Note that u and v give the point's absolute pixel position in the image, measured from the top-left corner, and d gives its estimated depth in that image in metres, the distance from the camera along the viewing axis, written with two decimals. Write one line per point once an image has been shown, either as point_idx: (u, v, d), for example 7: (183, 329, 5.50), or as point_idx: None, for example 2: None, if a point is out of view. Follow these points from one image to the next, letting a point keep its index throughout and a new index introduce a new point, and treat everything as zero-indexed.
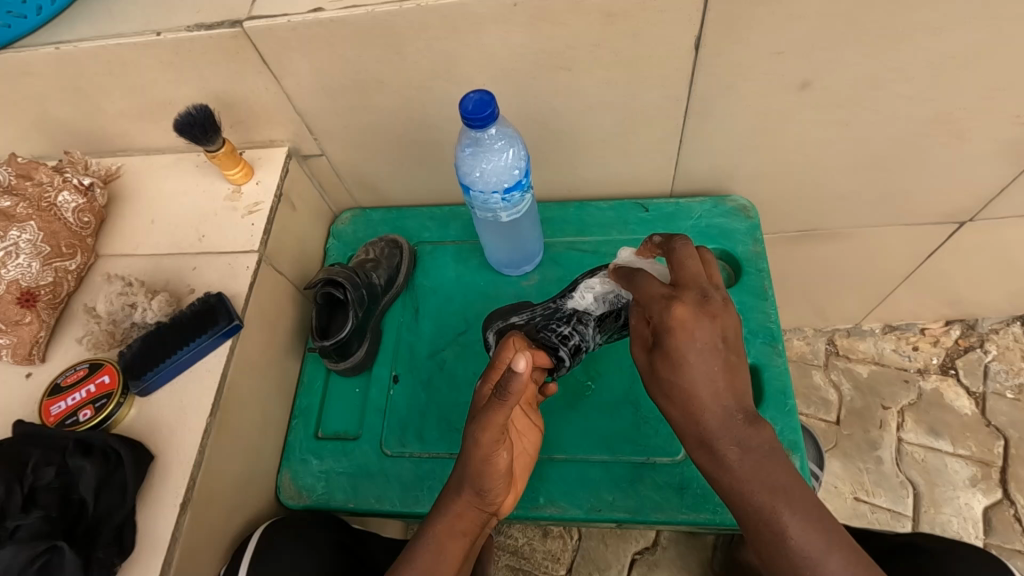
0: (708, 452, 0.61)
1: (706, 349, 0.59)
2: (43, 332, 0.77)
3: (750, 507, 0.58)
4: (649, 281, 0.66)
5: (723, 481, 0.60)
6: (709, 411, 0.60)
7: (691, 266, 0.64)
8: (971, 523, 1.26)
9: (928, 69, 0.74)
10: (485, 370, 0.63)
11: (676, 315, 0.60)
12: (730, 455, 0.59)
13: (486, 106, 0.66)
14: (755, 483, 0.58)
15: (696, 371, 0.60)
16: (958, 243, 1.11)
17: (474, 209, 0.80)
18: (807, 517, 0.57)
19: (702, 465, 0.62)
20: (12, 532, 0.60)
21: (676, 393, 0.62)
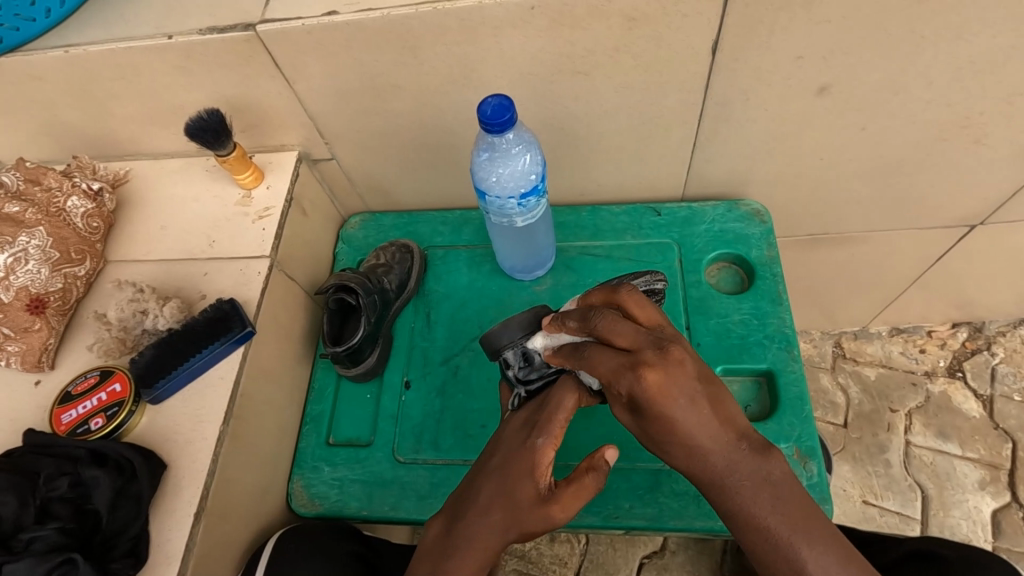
0: (720, 493, 0.58)
1: (688, 399, 0.56)
2: (52, 339, 0.76)
3: (766, 544, 0.56)
4: (596, 354, 0.60)
5: (737, 518, 0.57)
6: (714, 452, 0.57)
7: (623, 326, 0.60)
8: (981, 526, 1.26)
9: (946, 74, 0.73)
10: (551, 432, 0.61)
11: (650, 383, 0.56)
12: (744, 489, 0.57)
13: (505, 111, 0.65)
14: (768, 515, 0.56)
15: (703, 414, 0.57)
16: (969, 246, 1.11)
17: (490, 216, 0.80)
18: (829, 551, 0.55)
19: (714, 504, 0.59)
20: (27, 544, 0.59)
21: (673, 446, 0.59)
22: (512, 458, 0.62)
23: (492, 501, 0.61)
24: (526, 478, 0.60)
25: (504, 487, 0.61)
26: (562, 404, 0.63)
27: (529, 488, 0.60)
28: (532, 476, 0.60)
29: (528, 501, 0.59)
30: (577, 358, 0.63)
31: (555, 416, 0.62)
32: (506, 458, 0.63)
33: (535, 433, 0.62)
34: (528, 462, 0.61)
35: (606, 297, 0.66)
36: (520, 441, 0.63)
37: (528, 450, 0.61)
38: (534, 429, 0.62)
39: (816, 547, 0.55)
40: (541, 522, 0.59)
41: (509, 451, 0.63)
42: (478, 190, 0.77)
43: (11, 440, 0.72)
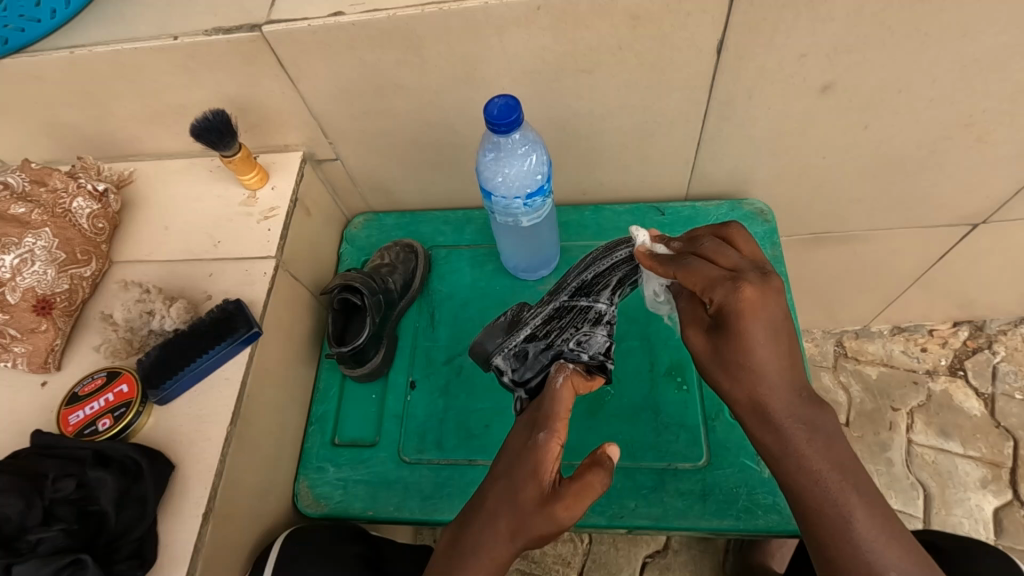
0: (770, 429, 0.59)
1: (772, 318, 0.59)
2: (59, 341, 0.76)
3: (815, 492, 0.56)
4: (700, 264, 0.63)
5: (787, 465, 0.58)
6: (779, 386, 0.59)
7: (727, 253, 0.63)
8: (982, 524, 1.27)
9: (950, 73, 0.74)
10: (551, 424, 0.62)
11: (745, 298, 0.59)
12: (796, 434, 0.58)
13: (511, 111, 0.65)
14: (822, 461, 0.57)
15: (766, 340, 0.59)
16: (971, 246, 1.11)
17: (496, 216, 0.80)
18: (871, 508, 0.55)
19: (765, 447, 0.60)
20: (33, 545, 0.59)
21: (740, 372, 0.60)
22: (514, 459, 0.62)
23: (500, 506, 0.59)
24: (529, 478, 0.59)
25: (510, 487, 0.60)
26: (559, 398, 0.64)
27: (534, 490, 0.58)
28: (535, 476, 0.59)
29: (532, 503, 0.58)
30: (678, 266, 0.65)
31: (553, 411, 0.63)
32: (511, 461, 0.62)
33: (536, 431, 0.62)
34: (529, 465, 0.60)
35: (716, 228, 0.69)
36: (523, 441, 0.63)
37: (530, 449, 0.61)
38: (535, 428, 0.63)
39: (862, 496, 0.56)
40: (551, 527, 0.56)
41: (513, 453, 0.63)
42: (484, 189, 0.77)
43: (18, 442, 0.72)
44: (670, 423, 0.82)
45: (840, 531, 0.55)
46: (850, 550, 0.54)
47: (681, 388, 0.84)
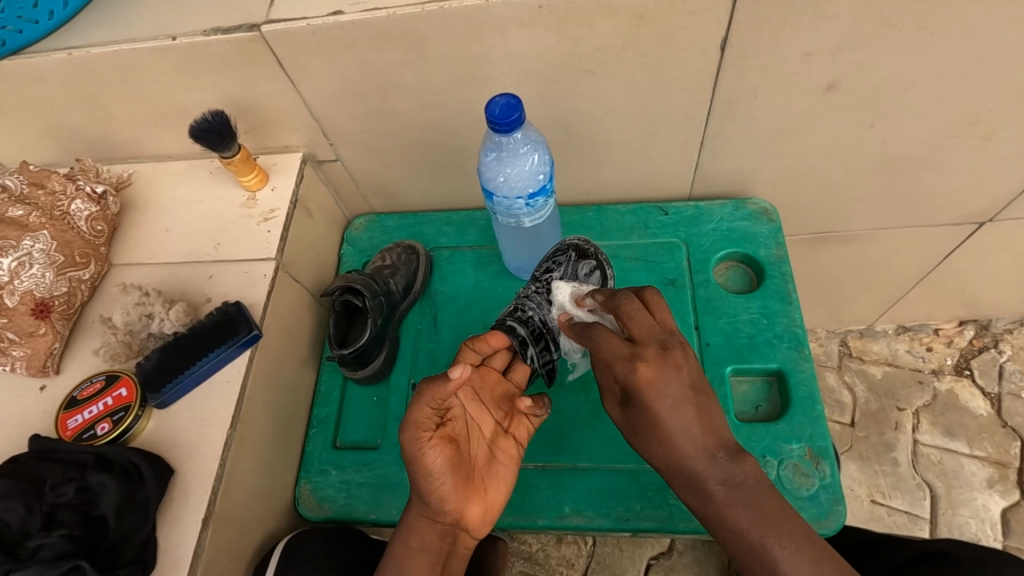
0: (691, 489, 0.61)
1: (670, 395, 0.60)
2: (58, 344, 0.76)
3: (740, 544, 0.59)
4: (605, 338, 0.64)
5: (711, 518, 0.61)
6: (699, 456, 0.61)
7: (638, 319, 0.62)
8: (989, 525, 1.25)
9: (957, 71, 0.73)
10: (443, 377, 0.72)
11: (643, 376, 0.60)
12: (717, 494, 0.60)
13: (513, 111, 0.64)
14: (740, 517, 0.59)
15: (679, 412, 0.60)
16: (977, 244, 1.10)
17: (499, 218, 0.79)
18: (801, 550, 0.57)
19: (690, 504, 0.63)
20: (34, 551, 0.58)
21: (654, 440, 0.62)
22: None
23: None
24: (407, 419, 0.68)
25: None
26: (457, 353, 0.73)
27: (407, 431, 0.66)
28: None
29: None
30: (588, 332, 0.66)
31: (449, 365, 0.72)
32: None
33: None
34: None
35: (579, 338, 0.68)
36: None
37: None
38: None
39: (791, 538, 0.58)
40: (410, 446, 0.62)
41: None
42: (485, 191, 0.76)
43: (17, 447, 0.71)
44: None
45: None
46: None
47: None
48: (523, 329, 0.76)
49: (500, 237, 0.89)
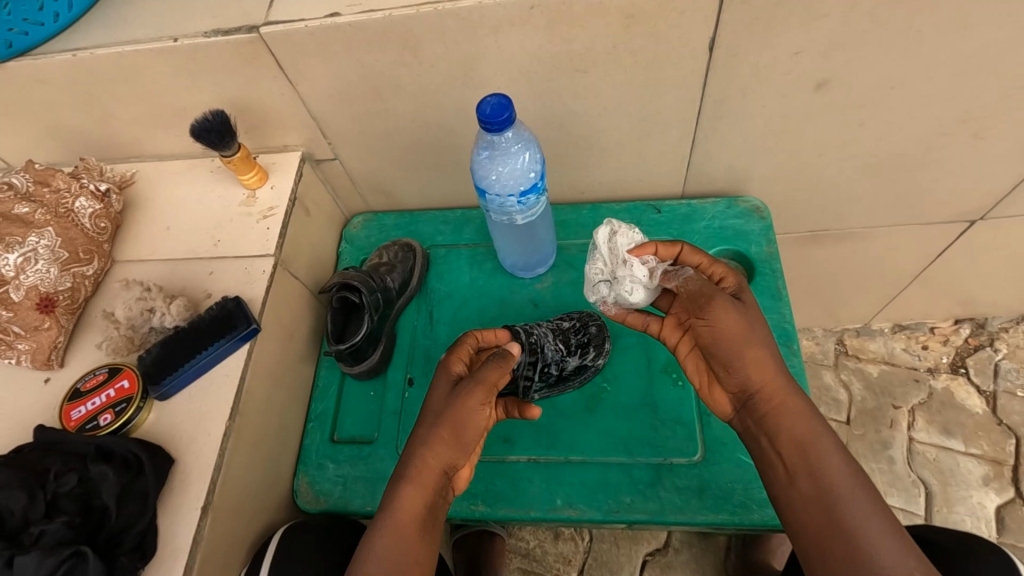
0: (781, 416, 0.63)
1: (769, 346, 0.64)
2: (62, 338, 0.78)
3: (825, 475, 0.60)
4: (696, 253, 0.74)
5: (804, 448, 0.61)
6: (794, 404, 0.63)
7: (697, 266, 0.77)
8: (985, 522, 1.26)
9: (942, 70, 0.74)
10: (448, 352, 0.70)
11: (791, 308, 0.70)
12: (804, 424, 0.62)
13: (503, 110, 0.66)
14: (830, 454, 0.61)
15: (772, 367, 0.64)
16: (971, 242, 1.11)
17: (494, 215, 0.80)
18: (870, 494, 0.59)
19: (773, 432, 0.63)
20: (36, 537, 0.59)
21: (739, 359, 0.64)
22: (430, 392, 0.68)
23: (431, 412, 0.65)
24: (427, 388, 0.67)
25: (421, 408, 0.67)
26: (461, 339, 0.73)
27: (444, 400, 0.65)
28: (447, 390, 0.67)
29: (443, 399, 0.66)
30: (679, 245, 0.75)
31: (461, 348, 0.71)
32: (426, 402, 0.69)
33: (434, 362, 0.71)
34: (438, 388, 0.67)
35: (669, 245, 0.74)
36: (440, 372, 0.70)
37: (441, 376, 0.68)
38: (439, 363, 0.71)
39: (864, 502, 0.58)
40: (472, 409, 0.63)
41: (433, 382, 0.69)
42: (478, 188, 0.77)
43: (22, 438, 0.73)
44: (667, 419, 0.82)
45: (847, 534, 0.57)
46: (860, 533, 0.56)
47: (678, 382, 0.84)
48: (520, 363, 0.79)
49: (495, 236, 0.91)
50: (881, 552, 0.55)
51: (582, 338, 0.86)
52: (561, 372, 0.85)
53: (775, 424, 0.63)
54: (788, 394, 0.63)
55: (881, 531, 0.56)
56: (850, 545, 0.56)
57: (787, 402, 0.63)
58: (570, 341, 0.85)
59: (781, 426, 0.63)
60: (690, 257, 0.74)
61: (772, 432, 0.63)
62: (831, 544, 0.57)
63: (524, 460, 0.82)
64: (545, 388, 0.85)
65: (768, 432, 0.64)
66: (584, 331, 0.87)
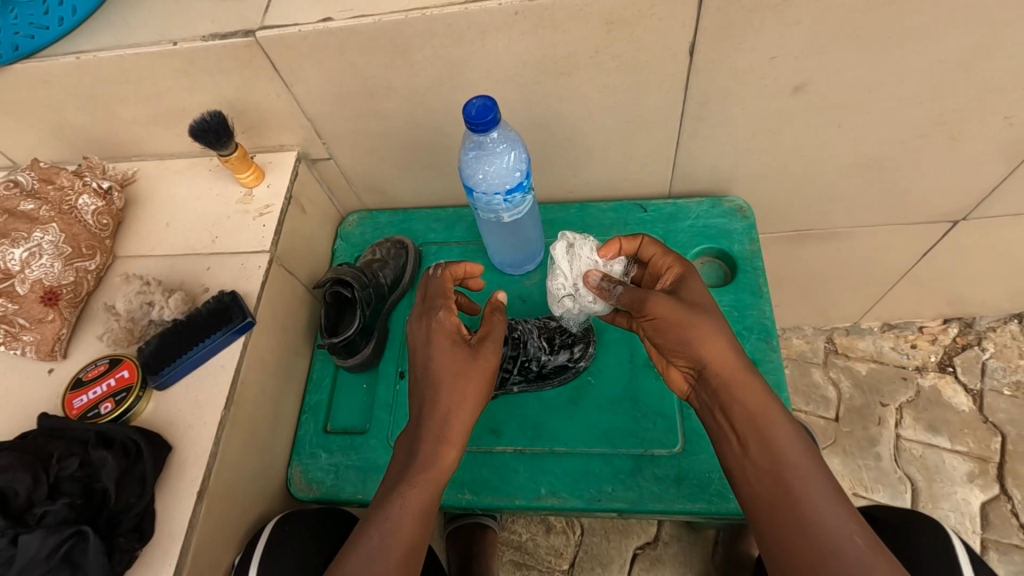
0: (734, 393, 0.64)
1: (718, 322, 0.66)
2: (64, 330, 0.81)
3: (774, 450, 0.62)
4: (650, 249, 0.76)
5: (754, 424, 0.63)
6: (745, 379, 0.65)
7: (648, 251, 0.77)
8: (969, 518, 1.28)
9: (916, 73, 0.76)
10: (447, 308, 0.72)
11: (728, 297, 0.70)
12: (755, 401, 0.64)
13: (488, 111, 0.68)
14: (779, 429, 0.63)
15: (722, 343, 0.65)
16: (954, 242, 1.13)
17: (483, 212, 0.83)
18: (816, 465, 0.61)
19: (726, 408, 0.65)
20: (40, 517, 0.62)
21: (691, 339, 0.66)
22: (427, 340, 0.71)
23: (454, 367, 0.69)
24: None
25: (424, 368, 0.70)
26: (439, 285, 0.76)
27: (467, 355, 0.70)
28: (459, 344, 0.70)
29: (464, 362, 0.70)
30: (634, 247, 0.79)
31: (441, 292, 0.75)
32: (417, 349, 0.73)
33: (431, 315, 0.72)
34: (445, 342, 0.70)
35: (629, 239, 0.78)
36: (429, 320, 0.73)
37: (447, 328, 0.71)
38: (425, 312, 0.73)
39: (810, 473, 0.61)
40: (494, 358, 0.71)
41: (427, 328, 0.72)
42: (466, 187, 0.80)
43: (27, 425, 0.76)
44: (648, 411, 0.85)
45: (796, 506, 0.59)
46: (807, 505, 0.59)
47: (659, 376, 0.86)
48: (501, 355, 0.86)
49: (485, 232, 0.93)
50: (827, 519, 0.58)
51: (567, 340, 0.88)
52: (542, 370, 0.87)
53: (727, 399, 0.65)
54: (739, 369, 0.65)
55: (826, 498, 0.59)
56: (797, 513, 0.59)
57: (738, 376, 0.65)
58: (555, 340, 0.88)
59: (733, 400, 0.64)
60: (647, 249, 0.77)
61: (726, 407, 0.65)
62: (779, 511, 0.60)
63: (511, 450, 0.85)
64: (523, 382, 0.88)
65: (721, 406, 0.65)
66: (570, 332, 0.89)
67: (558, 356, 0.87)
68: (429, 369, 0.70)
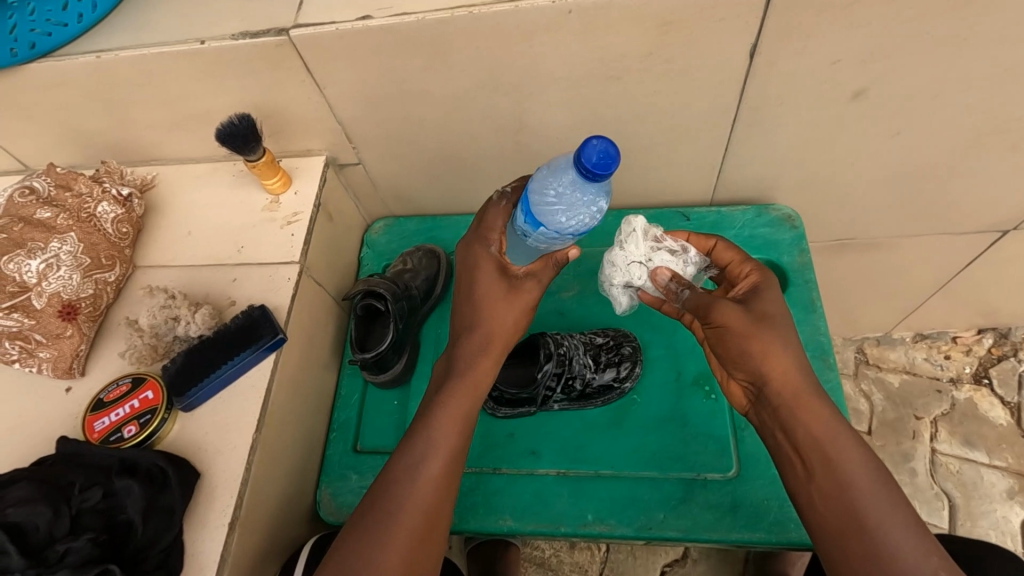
0: (798, 414, 0.60)
1: (782, 337, 0.62)
2: (84, 346, 0.76)
3: (843, 476, 0.57)
4: (725, 252, 0.72)
5: (820, 445, 0.59)
6: (812, 400, 0.61)
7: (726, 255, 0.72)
8: (1010, 537, 1.23)
9: (989, 79, 0.71)
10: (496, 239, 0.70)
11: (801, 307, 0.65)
12: (823, 425, 0.60)
13: (612, 161, 0.60)
14: (850, 454, 0.58)
15: (786, 360, 0.61)
16: (1002, 253, 1.08)
17: (533, 238, 0.71)
18: (889, 494, 0.56)
19: (787, 428, 0.61)
20: (62, 556, 0.57)
21: (749, 354, 0.62)
22: (472, 271, 0.71)
23: (494, 301, 0.69)
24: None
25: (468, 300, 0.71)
26: (500, 215, 0.71)
27: (505, 291, 0.69)
28: (502, 272, 0.69)
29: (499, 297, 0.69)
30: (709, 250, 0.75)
31: (498, 224, 0.71)
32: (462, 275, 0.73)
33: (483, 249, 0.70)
34: (490, 270, 0.69)
35: (703, 238, 0.75)
36: (478, 249, 0.71)
37: (493, 257, 0.70)
38: (477, 241, 0.71)
39: (884, 502, 0.56)
40: (535, 287, 0.69)
41: (473, 260, 0.71)
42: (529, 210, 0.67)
43: (44, 448, 0.72)
44: (699, 433, 0.80)
45: (868, 537, 0.55)
46: (881, 535, 0.54)
47: (709, 396, 0.82)
48: (546, 375, 0.79)
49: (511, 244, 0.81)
50: (906, 553, 0.53)
51: (613, 358, 0.84)
52: (585, 389, 0.82)
53: (790, 421, 0.61)
54: (805, 390, 0.61)
55: (903, 529, 0.55)
56: (870, 544, 0.54)
57: (802, 397, 0.61)
58: (601, 358, 0.83)
59: (796, 421, 0.60)
60: (722, 253, 0.73)
61: (789, 429, 0.61)
62: (848, 539, 0.56)
63: (553, 473, 0.81)
64: (565, 401, 0.83)
65: (783, 428, 0.61)
66: (617, 350, 0.85)
67: (603, 376, 0.82)
68: (471, 304, 0.70)
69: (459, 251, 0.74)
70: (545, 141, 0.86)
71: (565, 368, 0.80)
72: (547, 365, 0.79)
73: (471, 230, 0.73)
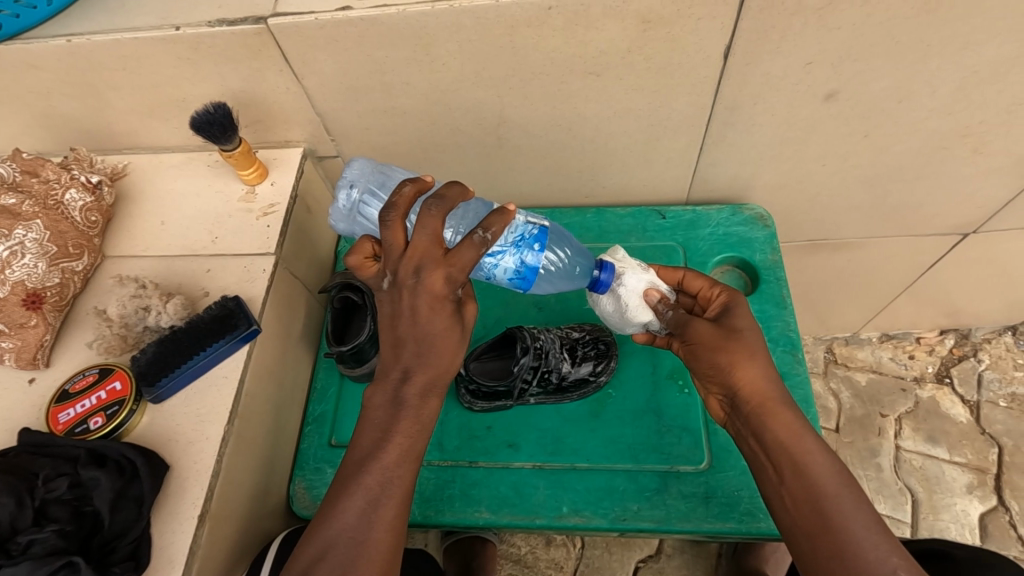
0: (765, 419, 0.61)
1: (751, 349, 0.64)
2: (48, 336, 0.74)
3: (808, 477, 0.58)
4: (696, 281, 0.75)
5: (784, 449, 0.60)
6: (779, 405, 0.62)
7: (698, 284, 0.75)
8: (968, 529, 1.27)
9: (951, 83, 0.74)
10: (458, 280, 0.59)
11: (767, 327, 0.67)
12: (789, 428, 0.60)
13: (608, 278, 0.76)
14: (814, 456, 0.59)
15: (752, 369, 0.63)
16: (962, 255, 1.13)
17: (491, 277, 0.75)
18: (851, 495, 0.57)
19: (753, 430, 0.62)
20: (25, 547, 0.56)
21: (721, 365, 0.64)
22: (429, 310, 0.58)
23: (447, 345, 0.60)
24: (419, 377, 0.59)
25: (421, 341, 0.59)
26: (473, 257, 0.59)
27: (460, 335, 0.60)
28: (456, 313, 0.60)
29: (456, 341, 0.60)
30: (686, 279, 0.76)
31: (468, 268, 0.59)
32: (396, 306, 0.59)
33: (448, 292, 0.59)
34: (443, 310, 0.58)
35: (673, 269, 0.78)
36: (440, 284, 0.58)
37: (453, 298, 0.59)
38: (440, 277, 0.58)
39: (848, 502, 0.56)
40: (473, 325, 0.62)
41: (431, 297, 0.58)
42: (527, 273, 0.74)
43: (5, 440, 0.70)
44: (673, 426, 0.82)
45: (833, 535, 0.55)
46: (847, 535, 0.55)
47: (683, 389, 0.84)
48: (522, 368, 0.80)
49: (447, 228, 0.79)
50: (867, 551, 0.54)
51: (590, 352, 0.85)
52: (562, 382, 0.84)
53: (760, 427, 0.62)
54: (770, 397, 0.62)
55: (866, 528, 0.55)
56: (838, 542, 0.55)
57: (769, 403, 0.62)
58: (578, 351, 0.84)
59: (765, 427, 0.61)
60: (693, 283, 0.76)
61: (760, 434, 0.61)
62: (819, 536, 0.56)
63: (529, 466, 0.81)
64: (542, 393, 0.84)
65: (755, 434, 0.62)
66: (593, 345, 0.86)
67: (578, 370, 0.84)
68: (424, 343, 0.59)
69: (404, 278, 0.58)
70: (525, 135, 0.87)
71: (542, 360, 0.81)
72: (524, 359, 0.79)
73: (431, 252, 0.58)
